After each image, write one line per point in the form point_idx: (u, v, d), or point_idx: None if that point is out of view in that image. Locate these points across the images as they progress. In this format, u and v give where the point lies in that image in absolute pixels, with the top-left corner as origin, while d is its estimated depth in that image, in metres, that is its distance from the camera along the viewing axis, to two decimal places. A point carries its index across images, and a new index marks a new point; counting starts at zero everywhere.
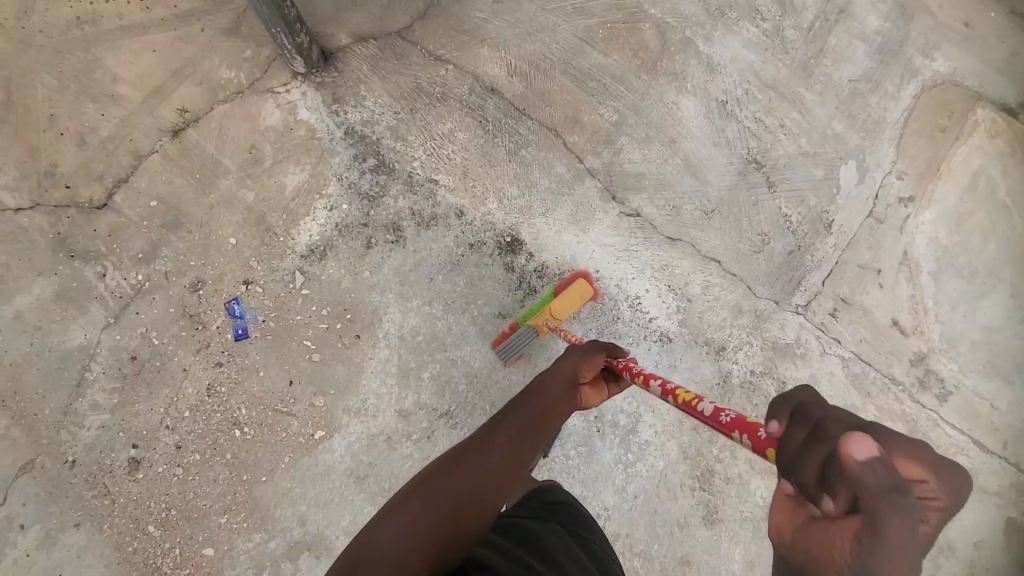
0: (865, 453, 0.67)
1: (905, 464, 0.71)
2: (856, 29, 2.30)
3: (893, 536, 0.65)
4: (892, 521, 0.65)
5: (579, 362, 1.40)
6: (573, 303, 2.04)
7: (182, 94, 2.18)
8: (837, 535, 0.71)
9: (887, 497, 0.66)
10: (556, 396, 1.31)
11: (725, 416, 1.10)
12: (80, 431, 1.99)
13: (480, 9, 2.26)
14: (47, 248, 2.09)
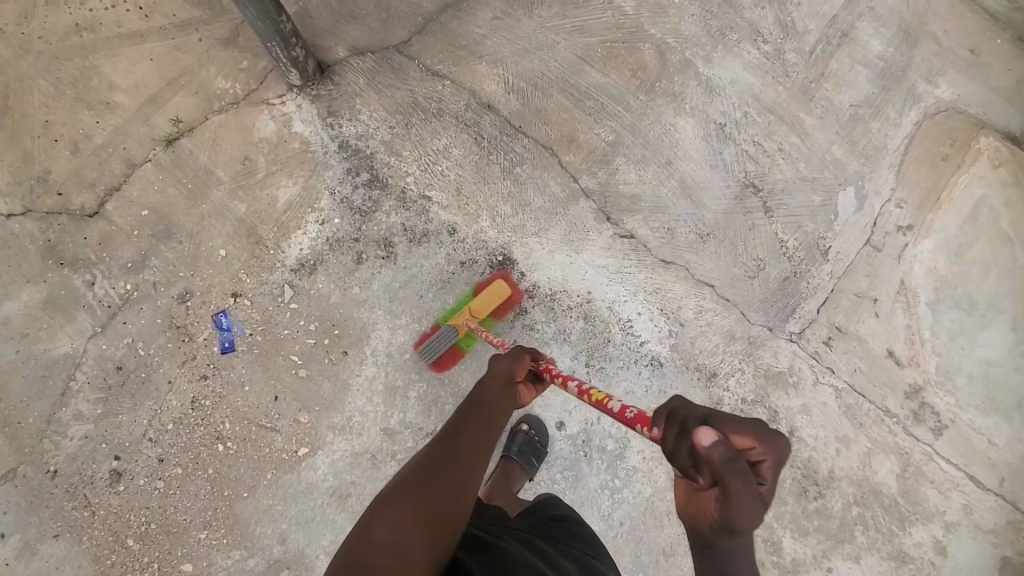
0: (709, 439, 0.86)
1: (740, 438, 0.88)
2: (858, 54, 2.28)
3: (740, 499, 0.83)
4: (737, 486, 0.83)
5: (510, 363, 1.44)
6: (491, 303, 1.98)
7: (177, 103, 2.17)
8: (705, 502, 0.90)
9: (729, 470, 0.83)
10: (496, 396, 1.40)
11: (630, 411, 1.18)
12: (63, 440, 1.96)
13: (479, 25, 2.25)
14: (37, 255, 2.08)
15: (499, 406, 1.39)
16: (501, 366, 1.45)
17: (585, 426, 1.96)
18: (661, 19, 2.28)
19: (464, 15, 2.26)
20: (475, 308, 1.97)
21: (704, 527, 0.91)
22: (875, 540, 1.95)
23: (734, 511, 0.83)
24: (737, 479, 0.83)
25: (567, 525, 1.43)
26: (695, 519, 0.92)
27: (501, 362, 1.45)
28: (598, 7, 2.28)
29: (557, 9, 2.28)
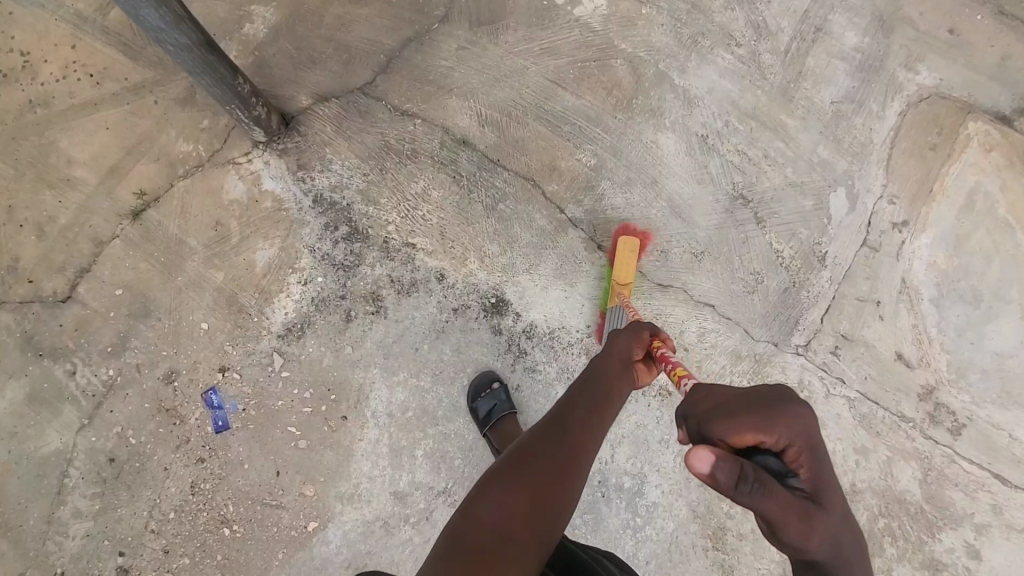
0: (704, 462, 0.83)
1: (747, 435, 0.91)
2: (835, 48, 2.23)
3: (767, 498, 0.84)
4: (762, 493, 0.83)
5: (630, 343, 1.43)
6: (628, 264, 2.00)
7: (140, 173, 2.07)
8: None
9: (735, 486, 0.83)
10: (614, 373, 1.37)
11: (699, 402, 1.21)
12: (65, 541, 1.88)
13: (444, 57, 2.17)
14: (13, 349, 1.99)
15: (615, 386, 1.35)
16: (619, 345, 1.43)
17: (598, 465, 1.94)
18: (631, 32, 2.21)
19: (429, 49, 2.18)
20: (622, 275, 1.98)
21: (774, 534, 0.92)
22: (905, 550, 1.93)
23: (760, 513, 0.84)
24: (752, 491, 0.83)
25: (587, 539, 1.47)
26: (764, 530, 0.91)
27: (619, 341, 1.44)
28: (565, 26, 2.21)
29: (523, 32, 2.20)
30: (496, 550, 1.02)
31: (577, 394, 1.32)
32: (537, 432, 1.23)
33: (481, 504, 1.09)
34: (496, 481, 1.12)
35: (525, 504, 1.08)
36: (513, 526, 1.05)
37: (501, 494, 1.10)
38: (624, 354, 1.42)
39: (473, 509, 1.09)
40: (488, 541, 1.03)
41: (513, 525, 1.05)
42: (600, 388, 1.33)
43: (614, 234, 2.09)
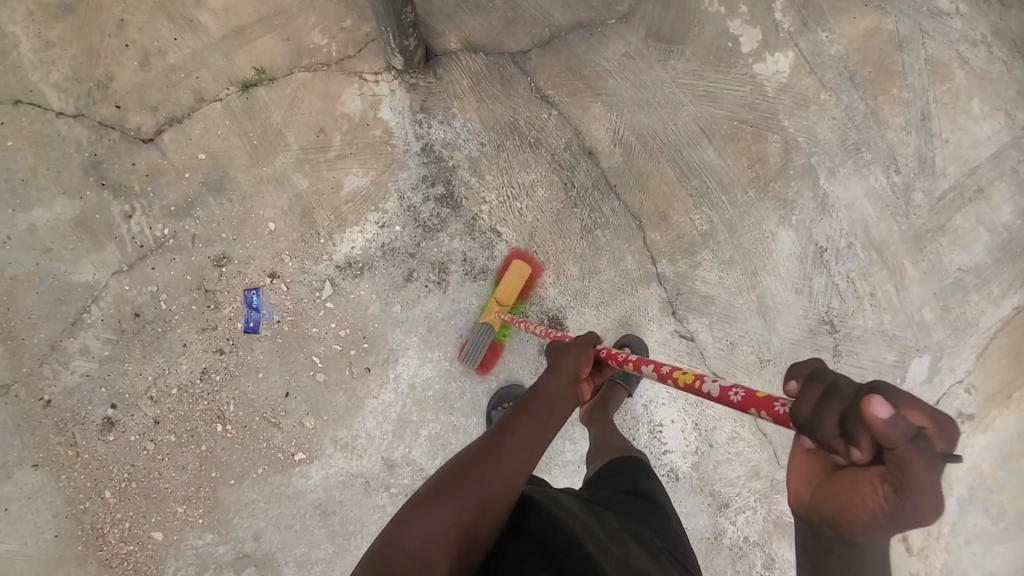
0: (889, 413, 0.68)
1: (917, 415, 0.71)
2: (986, 216, 2.12)
3: (919, 483, 0.70)
4: (916, 470, 0.70)
5: (577, 361, 1.29)
6: (516, 286, 1.92)
7: (264, 45, 1.96)
8: (864, 485, 0.75)
9: (911, 445, 0.69)
10: (558, 395, 1.24)
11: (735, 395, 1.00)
12: (65, 371, 1.89)
13: (607, 58, 2.04)
14: (77, 168, 1.92)
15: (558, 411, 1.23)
16: (565, 362, 1.29)
17: None
18: (800, 113, 2.08)
19: (597, 42, 2.04)
20: (504, 294, 1.90)
21: (859, 522, 0.76)
22: None
23: (911, 490, 0.70)
24: (920, 461, 0.69)
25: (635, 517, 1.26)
26: (841, 510, 0.78)
27: (564, 358, 1.30)
28: (738, 78, 2.07)
29: (695, 65, 2.06)
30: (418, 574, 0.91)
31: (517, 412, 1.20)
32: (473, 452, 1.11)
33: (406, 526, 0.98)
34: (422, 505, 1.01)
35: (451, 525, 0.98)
36: (439, 553, 0.95)
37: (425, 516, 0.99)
38: (570, 373, 1.28)
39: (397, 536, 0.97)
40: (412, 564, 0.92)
41: (442, 542, 0.96)
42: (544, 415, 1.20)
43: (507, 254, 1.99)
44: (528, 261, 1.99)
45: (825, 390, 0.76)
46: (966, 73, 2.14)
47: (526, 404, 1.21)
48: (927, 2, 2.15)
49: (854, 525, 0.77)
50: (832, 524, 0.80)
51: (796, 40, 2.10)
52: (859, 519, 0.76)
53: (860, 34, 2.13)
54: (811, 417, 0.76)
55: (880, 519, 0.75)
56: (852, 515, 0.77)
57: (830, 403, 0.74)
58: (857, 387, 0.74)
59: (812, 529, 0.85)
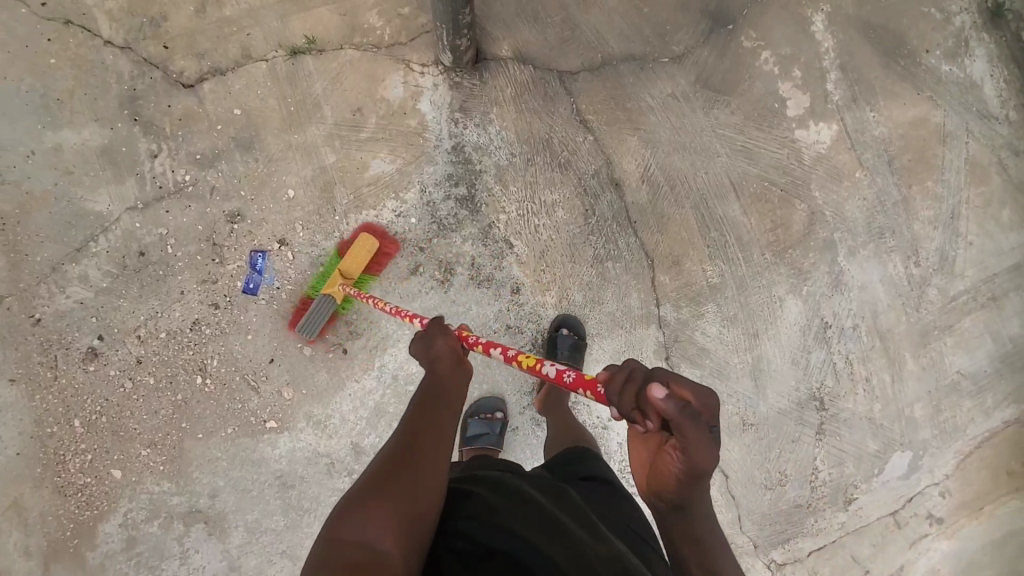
0: (663, 393, 0.85)
1: (685, 390, 0.87)
2: (995, 325, 2.10)
3: (699, 449, 0.86)
4: (694, 434, 0.85)
5: (445, 341, 1.30)
6: (363, 258, 1.85)
7: (320, 16, 1.97)
8: (666, 454, 0.90)
9: (685, 415, 0.84)
10: (448, 379, 1.24)
11: (568, 376, 1.07)
12: (61, 294, 1.90)
13: (653, 95, 2.04)
14: (114, 99, 1.94)
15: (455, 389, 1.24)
16: (439, 346, 1.29)
17: None
18: (831, 186, 2.08)
19: (646, 77, 2.04)
20: (350, 267, 1.84)
21: (668, 485, 0.91)
22: None
23: (692, 451, 0.86)
24: (695, 429, 0.85)
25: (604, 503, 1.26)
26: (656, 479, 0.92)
27: (437, 342, 1.30)
28: (777, 139, 2.07)
29: (737, 119, 2.06)
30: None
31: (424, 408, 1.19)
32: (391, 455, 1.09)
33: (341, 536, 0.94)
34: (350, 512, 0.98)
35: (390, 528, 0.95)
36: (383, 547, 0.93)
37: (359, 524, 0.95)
38: (450, 354, 1.28)
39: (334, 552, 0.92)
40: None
41: (382, 537, 0.94)
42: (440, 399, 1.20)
43: (357, 228, 1.95)
44: (380, 236, 1.94)
45: (621, 377, 0.92)
46: (1003, 180, 2.13)
47: (435, 399, 1.20)
48: (980, 102, 2.14)
49: (666, 490, 0.92)
50: (654, 493, 0.95)
51: (843, 114, 2.10)
52: (669, 485, 0.91)
53: (906, 120, 2.13)
54: (614, 401, 0.91)
55: (682, 481, 0.90)
56: (663, 482, 0.92)
57: (625, 389, 0.90)
58: (641, 371, 0.90)
59: (650, 504, 0.98)
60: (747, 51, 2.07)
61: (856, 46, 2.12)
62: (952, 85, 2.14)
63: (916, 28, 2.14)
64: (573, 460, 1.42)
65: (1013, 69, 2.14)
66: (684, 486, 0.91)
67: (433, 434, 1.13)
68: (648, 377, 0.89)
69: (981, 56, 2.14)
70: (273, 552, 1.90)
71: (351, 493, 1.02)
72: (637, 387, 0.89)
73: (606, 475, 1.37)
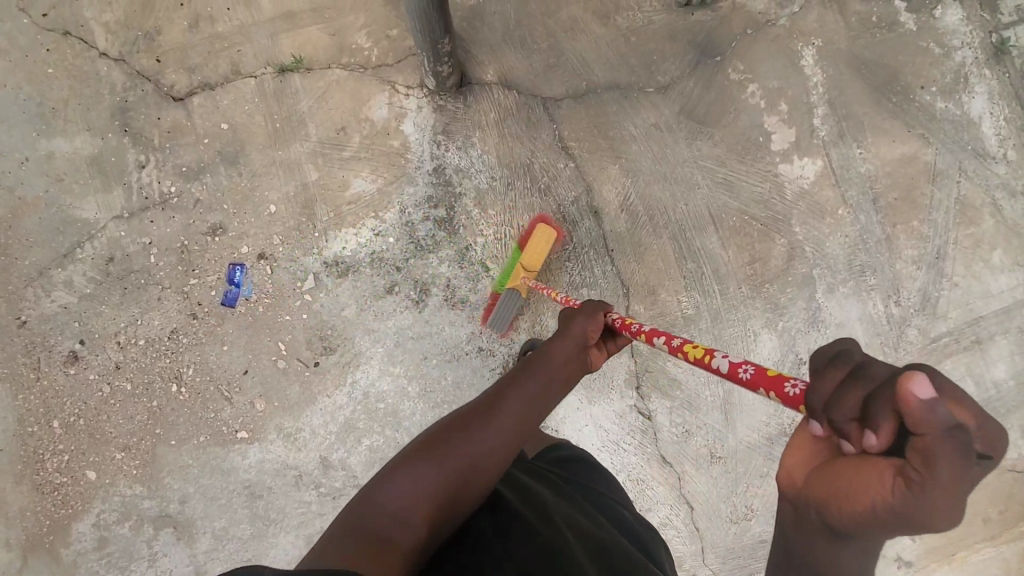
0: (929, 395, 0.63)
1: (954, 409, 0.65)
2: (976, 369, 2.08)
3: (934, 493, 0.64)
4: (944, 464, 0.63)
5: (586, 323, 1.32)
6: (542, 249, 1.91)
7: (310, 35, 2.01)
8: (872, 474, 0.71)
9: (946, 436, 0.63)
10: (560, 361, 1.26)
11: (745, 372, 1.00)
12: (46, 298, 1.95)
13: (636, 125, 2.05)
14: (106, 109, 1.99)
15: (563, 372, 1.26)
16: (575, 325, 1.32)
17: None
18: (814, 222, 2.07)
19: (630, 106, 2.05)
20: (530, 260, 1.90)
21: (851, 512, 0.73)
22: None
23: (928, 489, 0.64)
24: (949, 458, 0.63)
25: (579, 482, 1.37)
26: (834, 498, 0.76)
27: (576, 320, 1.33)
28: (760, 172, 2.06)
29: (720, 151, 2.06)
30: (386, 541, 0.95)
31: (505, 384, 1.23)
32: (456, 421, 1.16)
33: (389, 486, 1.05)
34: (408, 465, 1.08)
35: (426, 498, 1.03)
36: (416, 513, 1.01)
37: (402, 482, 1.05)
38: (579, 337, 1.31)
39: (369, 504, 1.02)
40: (377, 530, 0.97)
41: (420, 503, 1.03)
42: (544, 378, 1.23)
43: (533, 220, 2.02)
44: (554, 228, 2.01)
45: (852, 371, 0.73)
46: (994, 222, 2.10)
47: (518, 376, 1.24)
48: (974, 141, 2.11)
49: (838, 513, 0.75)
50: (818, 506, 0.79)
51: (829, 150, 2.08)
52: (851, 513, 0.73)
53: (895, 157, 2.11)
54: (834, 393, 0.73)
55: (869, 514, 0.71)
56: (842, 505, 0.75)
57: (855, 385, 0.71)
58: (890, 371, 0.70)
59: (795, 513, 0.84)
60: (734, 83, 2.06)
61: (846, 81, 2.10)
62: (946, 123, 2.11)
63: (911, 64, 2.12)
64: (575, 463, 1.46)
65: (1010, 109, 2.11)
66: (873, 522, 0.72)
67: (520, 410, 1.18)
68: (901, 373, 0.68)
69: (981, 93, 2.11)
70: (237, 560, 1.93)
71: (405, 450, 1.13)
72: (875, 388, 0.70)
73: (599, 479, 1.43)
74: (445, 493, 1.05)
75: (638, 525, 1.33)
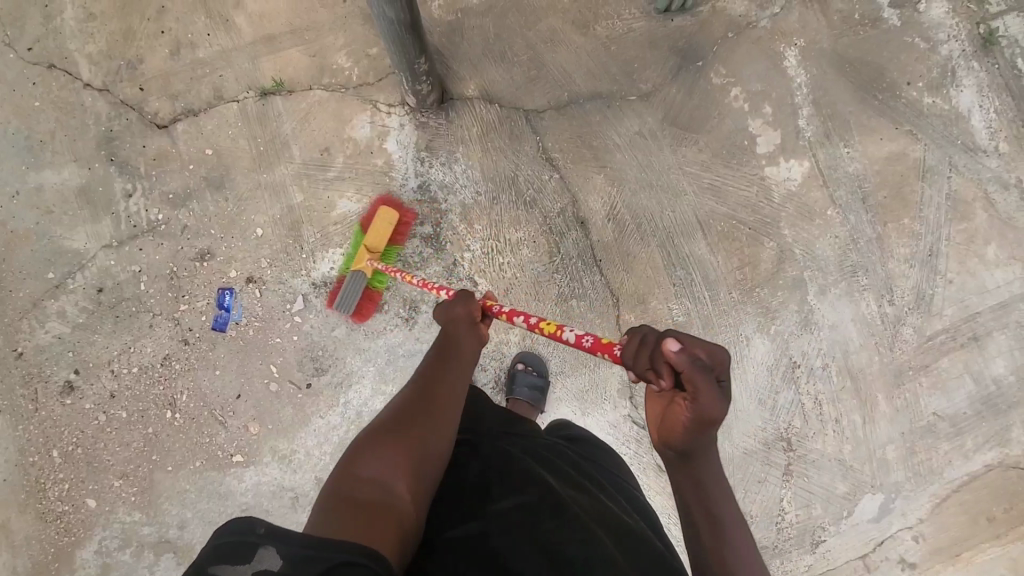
0: (677, 345, 0.88)
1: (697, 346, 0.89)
2: (976, 365, 2.05)
3: (705, 400, 0.88)
4: (705, 384, 0.87)
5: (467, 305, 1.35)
6: (386, 234, 1.91)
7: (291, 57, 2.02)
8: (676, 407, 0.93)
9: (700, 366, 0.87)
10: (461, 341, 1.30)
11: (588, 339, 1.10)
12: (40, 329, 1.97)
13: (620, 133, 2.04)
14: (92, 139, 2.00)
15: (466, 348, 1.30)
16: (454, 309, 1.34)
17: None
18: (803, 224, 2.05)
19: (613, 114, 2.04)
20: (376, 239, 1.90)
21: (675, 439, 0.95)
22: None
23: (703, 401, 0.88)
24: (707, 380, 0.87)
25: (590, 457, 1.37)
26: (663, 432, 0.97)
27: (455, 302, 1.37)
28: (746, 177, 2.05)
29: (705, 156, 2.05)
30: (381, 506, 0.92)
31: (437, 361, 1.24)
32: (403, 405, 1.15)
33: (357, 470, 0.99)
34: (366, 450, 1.03)
35: (403, 464, 1.01)
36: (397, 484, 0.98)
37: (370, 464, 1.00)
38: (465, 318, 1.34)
39: (344, 482, 0.97)
40: (363, 500, 0.93)
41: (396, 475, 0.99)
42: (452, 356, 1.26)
43: (373, 201, 2.00)
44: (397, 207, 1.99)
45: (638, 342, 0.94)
46: (988, 216, 2.08)
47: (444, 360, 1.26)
48: (965, 135, 2.09)
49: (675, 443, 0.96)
50: (662, 445, 0.98)
51: (816, 151, 2.07)
52: (676, 438, 0.94)
53: (883, 155, 2.09)
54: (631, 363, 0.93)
55: (689, 434, 0.93)
56: (671, 436, 0.95)
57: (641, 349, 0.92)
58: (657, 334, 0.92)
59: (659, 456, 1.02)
60: (716, 88, 2.06)
61: (830, 80, 2.09)
62: (934, 119, 2.09)
63: (897, 60, 2.10)
64: (582, 445, 1.44)
65: (1001, 101, 2.09)
66: (694, 439, 0.94)
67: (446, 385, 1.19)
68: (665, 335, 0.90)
69: (971, 86, 2.09)
70: None
71: (361, 436, 1.09)
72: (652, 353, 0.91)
73: (611, 464, 1.41)
74: (416, 457, 1.04)
75: (645, 501, 1.34)
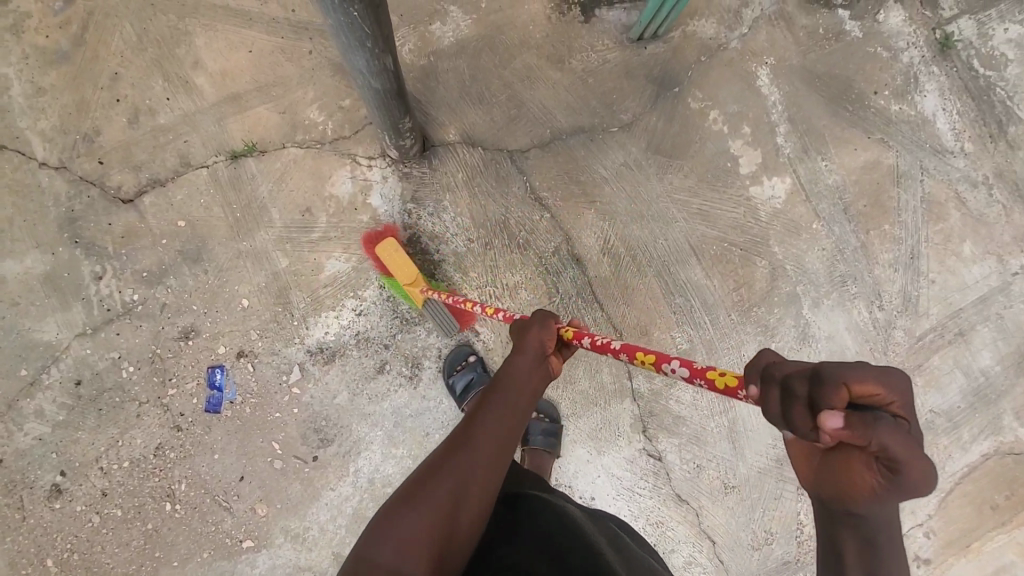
0: (840, 420, 0.69)
1: (867, 386, 0.71)
2: (965, 360, 2.12)
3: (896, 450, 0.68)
4: (898, 448, 0.68)
5: (542, 333, 1.22)
6: (403, 260, 1.84)
7: (260, 116, 1.92)
8: (859, 471, 0.71)
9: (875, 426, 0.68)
10: (523, 377, 1.16)
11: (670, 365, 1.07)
12: (18, 432, 1.83)
13: (606, 166, 2.03)
14: (53, 221, 1.87)
15: (528, 386, 1.16)
16: (529, 336, 1.22)
17: None
18: (791, 240, 2.09)
19: (597, 148, 2.03)
20: (406, 274, 1.82)
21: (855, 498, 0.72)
22: None
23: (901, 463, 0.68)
24: (897, 439, 0.68)
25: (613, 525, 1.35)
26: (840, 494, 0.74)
27: (529, 327, 1.24)
28: (733, 199, 2.07)
29: (691, 181, 2.06)
30: None
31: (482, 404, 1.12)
32: (427, 466, 1.04)
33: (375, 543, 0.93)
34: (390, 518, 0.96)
35: (422, 535, 0.94)
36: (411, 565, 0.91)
37: (387, 537, 0.93)
38: (537, 345, 1.21)
39: (361, 559, 0.92)
40: None
41: (416, 555, 0.92)
42: (509, 397, 1.13)
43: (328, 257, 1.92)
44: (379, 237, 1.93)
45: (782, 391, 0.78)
46: (962, 214, 2.15)
47: (483, 402, 1.12)
48: (932, 138, 2.16)
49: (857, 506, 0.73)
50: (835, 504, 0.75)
51: (795, 166, 2.10)
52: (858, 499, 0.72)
53: (860, 165, 2.14)
54: (782, 416, 0.78)
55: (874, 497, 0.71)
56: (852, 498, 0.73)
57: (794, 402, 0.75)
58: (807, 380, 0.75)
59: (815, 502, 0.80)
60: (695, 112, 2.06)
61: (802, 95, 2.12)
62: (903, 125, 2.15)
63: (863, 70, 2.15)
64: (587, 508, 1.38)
65: (963, 102, 2.16)
66: (880, 503, 0.72)
67: (491, 436, 1.07)
68: (814, 374, 0.75)
69: (933, 90, 2.16)
70: None
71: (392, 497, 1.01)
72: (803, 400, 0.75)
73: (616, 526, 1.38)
74: (441, 523, 0.96)
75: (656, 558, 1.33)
